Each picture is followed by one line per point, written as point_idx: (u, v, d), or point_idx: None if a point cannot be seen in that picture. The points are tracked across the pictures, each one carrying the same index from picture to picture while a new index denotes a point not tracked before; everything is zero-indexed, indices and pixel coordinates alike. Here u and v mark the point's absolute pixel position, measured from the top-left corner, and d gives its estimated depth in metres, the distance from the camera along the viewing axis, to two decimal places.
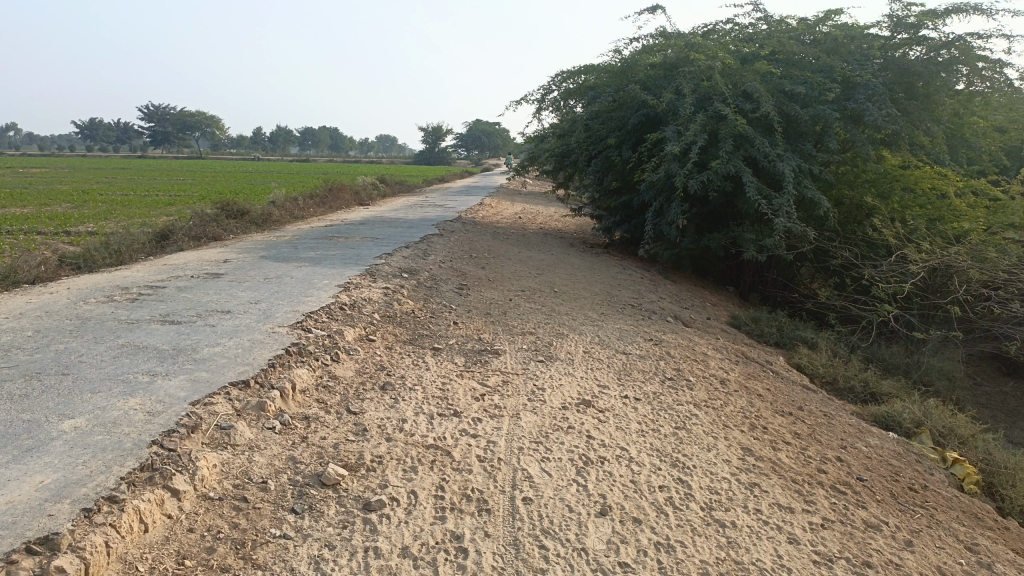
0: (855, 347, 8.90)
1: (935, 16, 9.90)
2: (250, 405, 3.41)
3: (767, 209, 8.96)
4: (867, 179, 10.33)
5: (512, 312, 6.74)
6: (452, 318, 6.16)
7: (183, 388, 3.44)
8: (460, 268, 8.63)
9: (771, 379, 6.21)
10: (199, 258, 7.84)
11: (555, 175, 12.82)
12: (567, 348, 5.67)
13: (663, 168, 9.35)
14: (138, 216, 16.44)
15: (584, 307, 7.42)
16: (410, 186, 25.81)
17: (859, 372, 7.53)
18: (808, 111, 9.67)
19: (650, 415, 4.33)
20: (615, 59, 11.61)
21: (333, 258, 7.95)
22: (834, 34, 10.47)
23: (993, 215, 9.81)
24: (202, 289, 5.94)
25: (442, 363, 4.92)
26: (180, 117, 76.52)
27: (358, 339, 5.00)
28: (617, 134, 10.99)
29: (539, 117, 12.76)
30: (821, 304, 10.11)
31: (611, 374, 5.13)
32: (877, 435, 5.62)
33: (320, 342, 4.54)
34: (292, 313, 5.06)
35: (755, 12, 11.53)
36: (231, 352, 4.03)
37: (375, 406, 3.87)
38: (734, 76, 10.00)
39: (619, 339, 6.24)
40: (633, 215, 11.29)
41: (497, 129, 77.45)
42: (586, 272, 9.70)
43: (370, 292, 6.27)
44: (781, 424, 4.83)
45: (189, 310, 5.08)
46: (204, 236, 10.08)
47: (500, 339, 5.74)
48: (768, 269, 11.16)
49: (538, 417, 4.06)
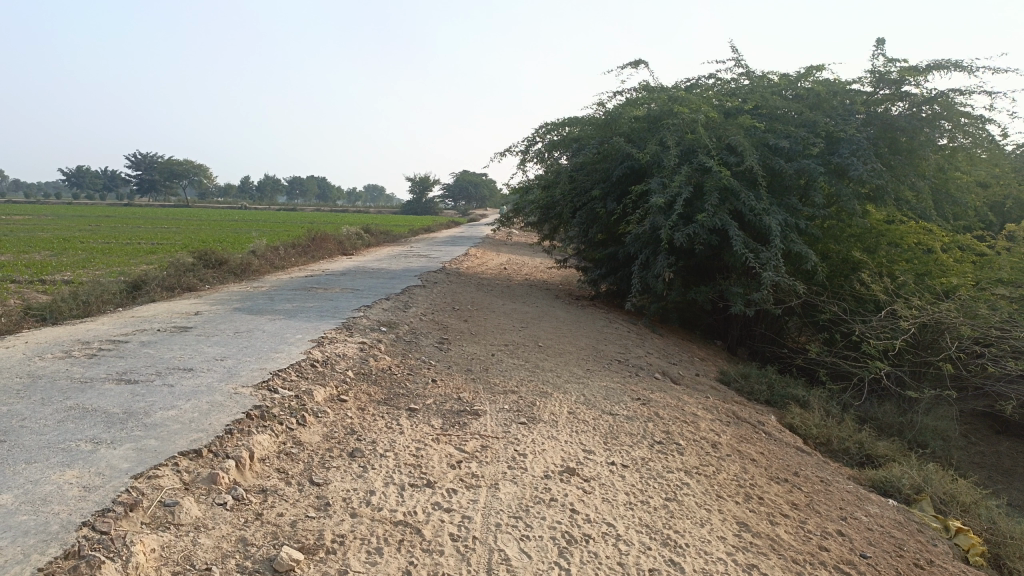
0: (847, 405, 8.67)
1: (917, 72, 9.92)
2: (200, 477, 3.12)
3: (754, 262, 8.79)
4: (853, 234, 10.24)
5: (494, 369, 6.47)
6: (430, 375, 5.88)
7: (128, 458, 3.14)
8: (441, 321, 8.37)
9: (764, 442, 5.94)
10: (170, 310, 7.55)
11: (540, 227, 12.68)
12: (550, 409, 5.39)
13: (649, 221, 9.21)
14: (116, 265, 16.20)
15: (569, 364, 7.16)
16: (395, 237, 25.68)
17: (853, 432, 7.29)
18: (793, 165, 9.59)
19: (638, 485, 4.04)
20: (599, 111, 11.58)
21: (309, 310, 7.68)
22: (817, 90, 10.46)
23: (981, 271, 9.72)
24: (168, 344, 5.65)
25: (418, 425, 4.62)
26: (168, 166, 76.69)
27: (328, 399, 4.71)
28: (602, 185, 10.88)
29: (523, 169, 12.67)
30: (810, 360, 9.90)
31: (596, 438, 4.85)
32: (875, 503, 5.35)
33: (285, 404, 4.25)
34: (259, 371, 4.77)
35: (737, 67, 11.58)
36: (186, 416, 3.73)
37: (341, 476, 3.57)
38: (718, 130, 9.94)
39: (605, 397, 5.97)
40: (619, 267, 11.10)
41: (484, 180, 77.99)
42: (572, 325, 9.47)
43: (344, 347, 6.00)
44: (777, 493, 4.55)
45: (149, 368, 4.78)
46: (179, 286, 9.78)
47: (480, 399, 5.46)
48: (756, 323, 10.96)
49: (518, 487, 3.77)
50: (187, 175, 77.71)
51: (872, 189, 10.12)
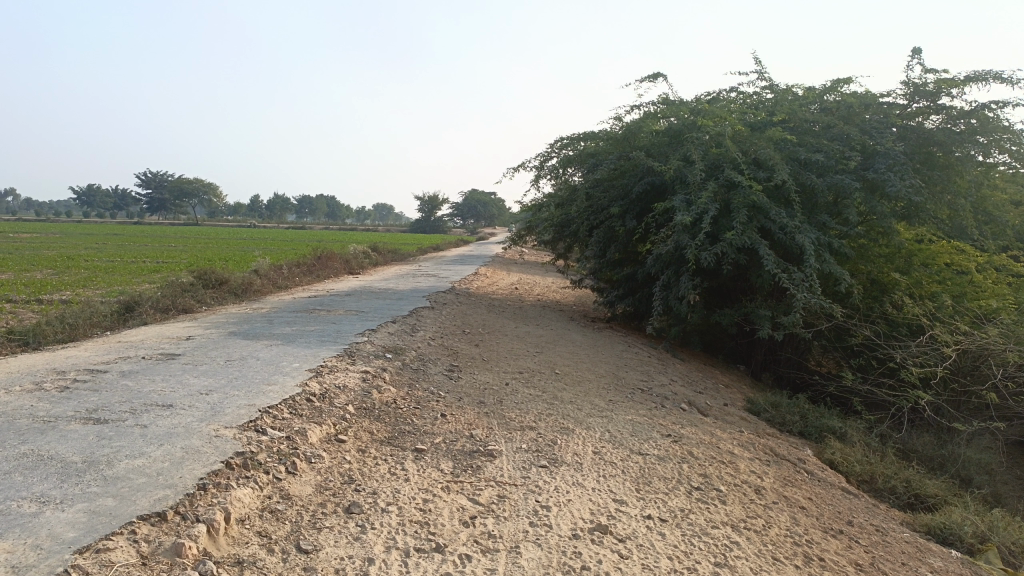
0: (885, 436, 8.06)
1: (955, 83, 9.40)
2: (162, 548, 2.58)
3: (786, 283, 8.23)
4: (885, 253, 9.67)
5: (509, 401, 5.91)
6: (439, 408, 5.32)
7: (75, 524, 2.60)
8: (451, 346, 7.83)
9: (809, 484, 5.36)
10: (159, 334, 7.02)
11: (554, 245, 12.16)
12: (573, 449, 4.82)
13: (673, 239, 8.68)
14: (118, 284, 15.75)
15: (589, 394, 6.60)
16: (404, 255, 25.25)
17: (898, 469, 6.69)
18: (824, 180, 9.08)
19: (680, 546, 3.48)
20: (616, 125, 11.11)
21: (309, 335, 7.13)
22: (848, 102, 9.90)
23: (1020, 293, 9.17)
24: (150, 374, 5.12)
25: (425, 470, 4.07)
26: (178, 184, 76.79)
27: (324, 440, 4.15)
28: (620, 202, 10.36)
29: (537, 185, 12.19)
30: (843, 388, 9.30)
31: (628, 485, 4.29)
32: (937, 556, 4.76)
33: (274, 449, 3.71)
34: (247, 408, 4.23)
35: (760, 80, 11.09)
36: (154, 467, 3.20)
37: (334, 541, 3.01)
38: (746, 143, 9.43)
39: (632, 434, 5.41)
40: (638, 288, 10.55)
41: (493, 200, 77.70)
42: (589, 350, 8.90)
43: (346, 377, 5.46)
44: (836, 554, 3.98)
45: (123, 404, 4.24)
46: (174, 307, 9.25)
47: (495, 437, 4.89)
48: (782, 347, 10.37)
49: (543, 552, 3.20)
50: (197, 194, 77.72)
51: (906, 206, 9.57)
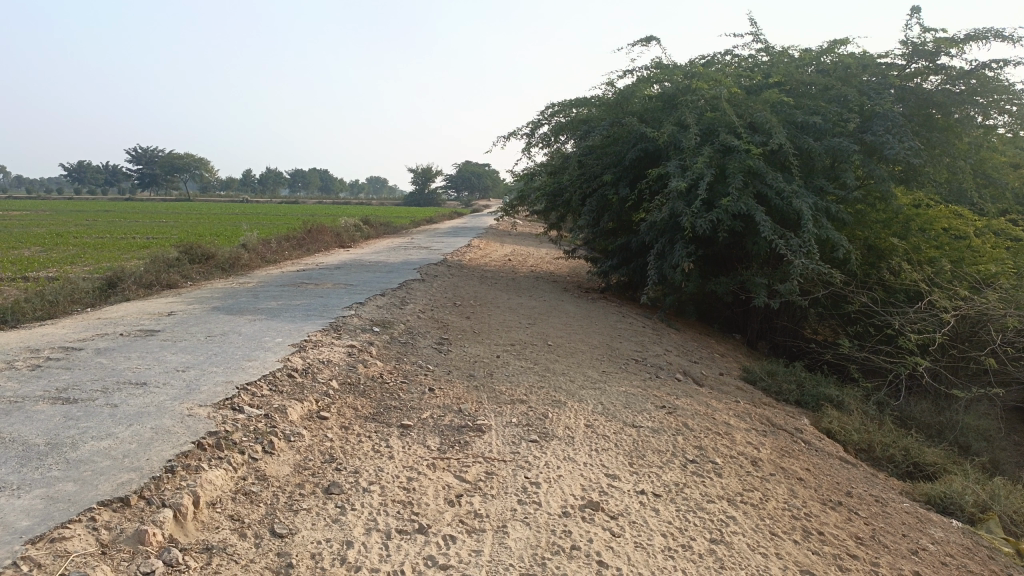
0: (883, 404, 7.94)
1: (956, 42, 9.15)
2: (123, 536, 2.43)
3: (783, 250, 8.06)
4: (883, 219, 9.49)
5: (500, 373, 5.76)
6: (427, 383, 5.17)
7: (30, 512, 2.45)
8: (441, 318, 7.66)
9: (807, 455, 5.24)
10: (141, 311, 6.84)
11: (547, 215, 11.95)
12: (565, 422, 4.67)
13: (667, 206, 8.49)
14: (107, 260, 15.55)
15: (583, 366, 6.45)
16: (396, 228, 24.98)
17: (897, 437, 6.57)
18: (821, 144, 8.87)
19: (675, 523, 3.34)
20: (609, 91, 10.85)
21: (295, 309, 6.95)
22: (845, 63, 9.64)
23: (1018, 257, 9.01)
24: (127, 351, 4.94)
25: (411, 447, 3.91)
26: (169, 159, 76.09)
27: (305, 417, 3.99)
28: (614, 170, 10.15)
29: (528, 154, 11.95)
30: (840, 355, 9.17)
31: (621, 459, 4.15)
32: (938, 526, 4.65)
33: (251, 427, 3.55)
34: (224, 384, 4.06)
35: (755, 43, 10.82)
36: (120, 449, 3.05)
37: (311, 524, 2.86)
38: (741, 107, 9.20)
39: (626, 406, 5.27)
40: (633, 257, 10.37)
41: (487, 172, 77.14)
42: (582, 321, 8.75)
43: (330, 352, 5.30)
44: (836, 527, 3.86)
45: (95, 383, 4.08)
46: (158, 283, 9.05)
47: (485, 411, 4.74)
48: (778, 315, 10.23)
49: (531, 531, 3.06)
50: (188, 169, 77.02)
51: (905, 169, 9.36)
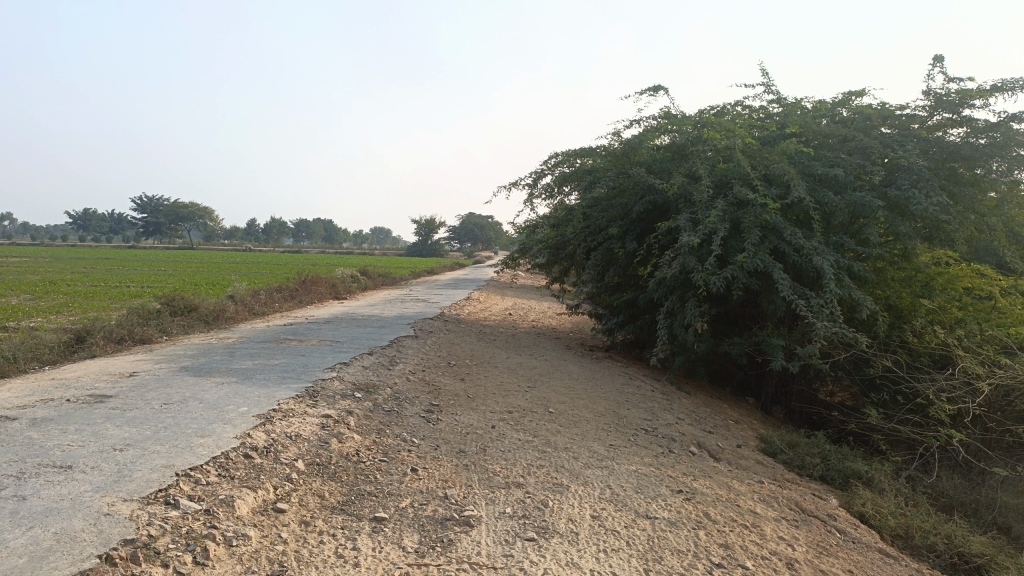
0: (916, 481, 7.23)
1: (982, 94, 8.70)
2: None
3: (804, 310, 7.45)
4: (907, 278, 8.90)
5: (494, 448, 5.10)
6: (410, 462, 4.51)
7: None
8: (432, 381, 7.01)
9: (846, 551, 4.54)
10: (101, 371, 6.20)
11: (549, 268, 11.41)
12: (567, 513, 4.00)
13: (678, 262, 7.91)
14: (94, 310, 14.96)
15: (587, 438, 5.78)
16: (394, 279, 24.37)
17: (939, 522, 5.86)
18: (841, 198, 8.36)
19: None
20: (615, 141, 10.40)
21: (271, 371, 6.31)
22: (864, 114, 9.21)
23: None
24: (65, 423, 4.30)
25: (382, 549, 3.25)
26: (174, 208, 76.10)
27: (256, 511, 3.34)
28: (620, 223, 9.63)
29: (530, 205, 11.47)
30: (864, 424, 8.49)
31: (634, 563, 3.48)
32: None
33: (185, 530, 2.90)
34: (162, 470, 3.42)
35: (766, 94, 10.40)
36: (3, 566, 2.41)
37: None
38: (758, 158, 8.72)
39: (638, 490, 4.60)
40: (639, 315, 9.76)
41: (490, 224, 76.88)
42: (586, 384, 8.10)
43: (302, 424, 4.65)
44: None
45: (10, 466, 3.44)
46: (131, 337, 8.43)
47: (474, 498, 4.07)
48: (795, 379, 9.57)
49: None
50: (191, 218, 76.89)
51: (928, 225, 8.82)
